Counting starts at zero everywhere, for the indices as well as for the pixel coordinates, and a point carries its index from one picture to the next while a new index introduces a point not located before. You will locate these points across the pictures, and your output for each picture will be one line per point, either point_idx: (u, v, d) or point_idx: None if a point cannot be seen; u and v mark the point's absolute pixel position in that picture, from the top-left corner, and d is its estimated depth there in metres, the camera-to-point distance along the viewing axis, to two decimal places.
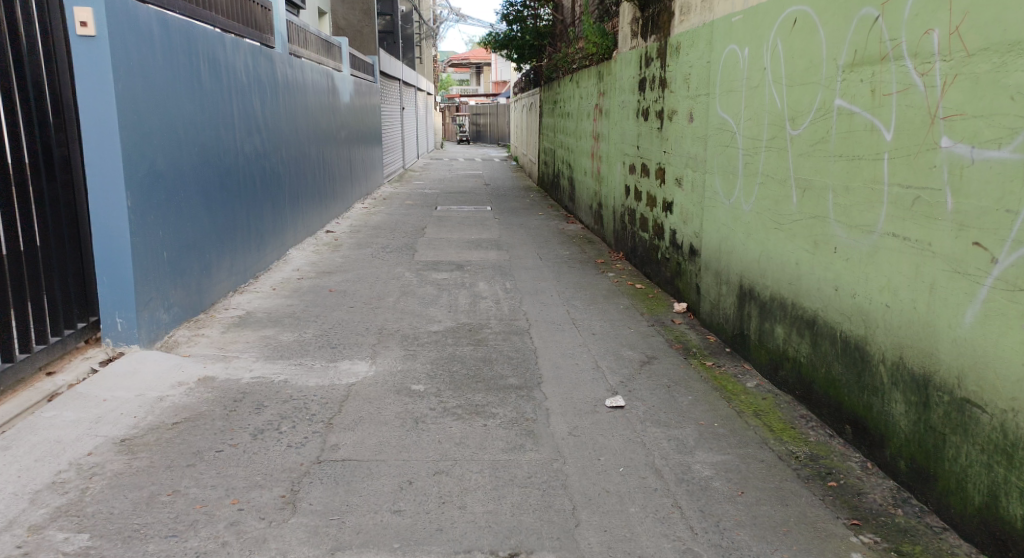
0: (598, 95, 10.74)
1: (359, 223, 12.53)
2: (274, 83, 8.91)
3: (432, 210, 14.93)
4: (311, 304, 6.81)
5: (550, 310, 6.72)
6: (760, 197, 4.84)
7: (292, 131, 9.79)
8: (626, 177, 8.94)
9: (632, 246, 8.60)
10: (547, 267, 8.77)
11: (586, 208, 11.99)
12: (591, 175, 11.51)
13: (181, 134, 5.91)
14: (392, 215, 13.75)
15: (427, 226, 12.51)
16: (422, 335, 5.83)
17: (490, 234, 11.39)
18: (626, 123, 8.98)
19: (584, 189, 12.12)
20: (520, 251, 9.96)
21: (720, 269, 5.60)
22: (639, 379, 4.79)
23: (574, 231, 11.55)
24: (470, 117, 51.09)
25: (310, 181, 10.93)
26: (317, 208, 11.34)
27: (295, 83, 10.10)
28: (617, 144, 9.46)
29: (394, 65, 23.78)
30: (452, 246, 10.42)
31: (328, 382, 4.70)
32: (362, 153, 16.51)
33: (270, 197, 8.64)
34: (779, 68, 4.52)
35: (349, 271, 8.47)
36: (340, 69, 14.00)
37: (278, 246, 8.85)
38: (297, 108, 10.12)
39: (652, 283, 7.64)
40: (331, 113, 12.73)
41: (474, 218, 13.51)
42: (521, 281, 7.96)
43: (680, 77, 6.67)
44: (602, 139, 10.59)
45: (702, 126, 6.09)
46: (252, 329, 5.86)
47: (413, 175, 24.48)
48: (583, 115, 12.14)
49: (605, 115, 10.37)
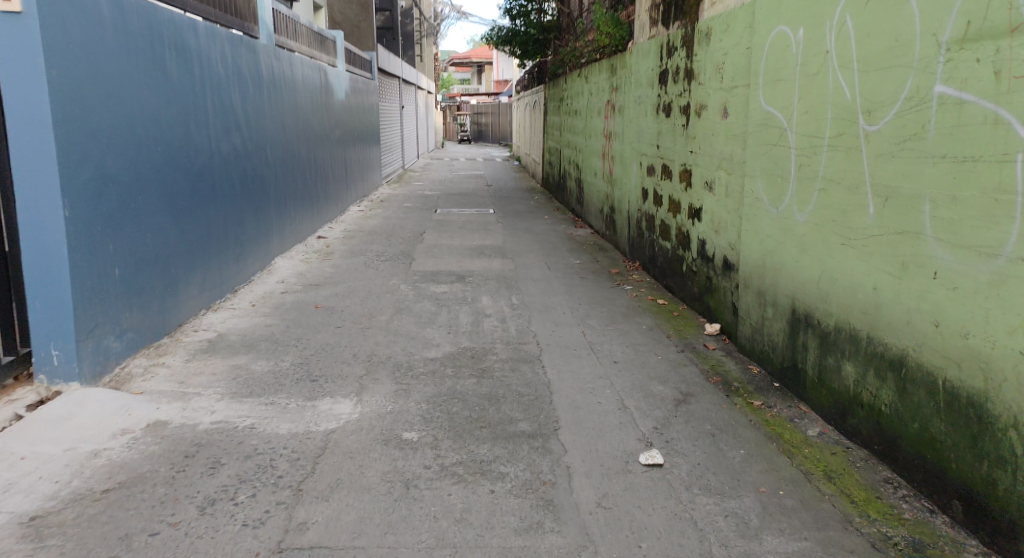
0: (611, 90, 9.98)
1: (354, 227, 11.73)
2: (258, 76, 8.14)
3: (432, 213, 14.16)
4: (294, 324, 6.03)
5: (563, 331, 5.93)
6: (819, 206, 4.06)
7: (279, 130, 9.00)
8: (644, 180, 8.16)
9: (651, 255, 7.82)
10: (558, 279, 7.98)
11: (595, 212, 11.23)
12: (602, 176, 10.75)
13: (140, 131, 5.14)
14: (390, 219, 12.97)
15: (426, 230, 11.72)
16: (416, 364, 5.04)
17: (494, 241, 10.60)
18: (644, 121, 8.20)
19: (594, 193, 11.36)
20: (527, 260, 9.17)
21: (765, 288, 4.82)
22: (676, 424, 4.00)
23: (584, 237, 10.77)
24: (471, 116, 50.29)
25: (301, 182, 10.13)
26: (308, 212, 10.55)
27: (283, 77, 9.33)
28: (632, 144, 8.68)
29: (393, 62, 22.99)
30: (453, 253, 9.63)
31: (303, 429, 3.91)
32: (358, 154, 15.72)
33: (253, 201, 7.87)
34: (847, 51, 3.73)
35: (340, 283, 7.69)
36: (334, 64, 13.21)
37: (262, 255, 8.08)
38: (285, 105, 9.33)
39: (675, 298, 6.87)
40: (324, 111, 11.95)
41: (476, 222, 12.71)
42: (529, 295, 7.17)
43: (711, 66, 5.89)
44: (614, 138, 9.82)
45: (739, 122, 5.31)
46: (221, 356, 5.08)
47: (413, 175, 23.71)
48: (594, 113, 11.36)
49: (617, 112, 9.60)
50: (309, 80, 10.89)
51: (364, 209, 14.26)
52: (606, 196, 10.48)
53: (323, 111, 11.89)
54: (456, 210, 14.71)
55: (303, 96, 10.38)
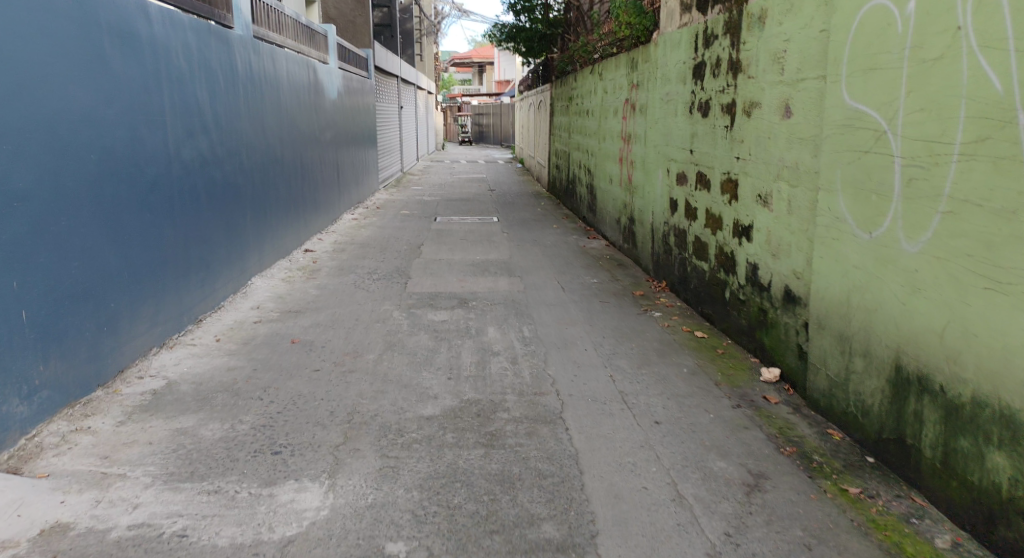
0: (631, 88, 8.98)
1: (345, 239, 10.72)
2: (233, 71, 7.15)
3: (431, 221, 13.14)
4: (264, 365, 5.01)
5: (589, 376, 4.90)
6: (939, 233, 3.10)
7: (260, 132, 8.03)
8: (674, 189, 7.17)
9: (683, 276, 6.83)
10: (575, 303, 6.96)
11: (611, 222, 10.25)
12: (619, 183, 9.76)
13: (69, 136, 4.17)
14: (386, 229, 11.97)
15: (424, 242, 10.71)
16: (408, 427, 4.02)
17: (500, 255, 9.58)
18: (673, 122, 7.21)
19: (610, 202, 10.37)
20: (538, 279, 8.15)
21: (848, 331, 3.84)
22: (753, 530, 2.99)
23: (599, 250, 9.77)
24: (472, 118, 49.35)
25: (285, 191, 9.14)
26: (294, 224, 9.57)
27: (266, 73, 8.34)
28: (658, 148, 7.71)
29: (391, 61, 22.02)
30: (455, 271, 8.62)
31: (250, 539, 2.89)
32: (353, 157, 14.71)
33: (227, 214, 6.91)
34: (997, 27, 2.78)
35: (326, 308, 6.67)
36: (326, 61, 12.22)
37: (236, 276, 7.09)
38: (267, 105, 8.34)
39: (716, 330, 5.89)
40: (315, 112, 10.96)
41: (480, 233, 11.69)
42: (543, 325, 6.15)
43: (768, 56, 4.91)
44: (634, 141, 8.82)
45: (808, 123, 4.33)
46: (164, 416, 4.05)
47: (413, 179, 22.71)
48: (609, 114, 10.38)
49: (638, 112, 8.61)
50: (297, 77, 9.91)
51: (358, 217, 13.25)
52: (624, 206, 9.49)
53: (314, 113, 10.91)
54: (457, 218, 13.70)
55: (289, 95, 9.40)
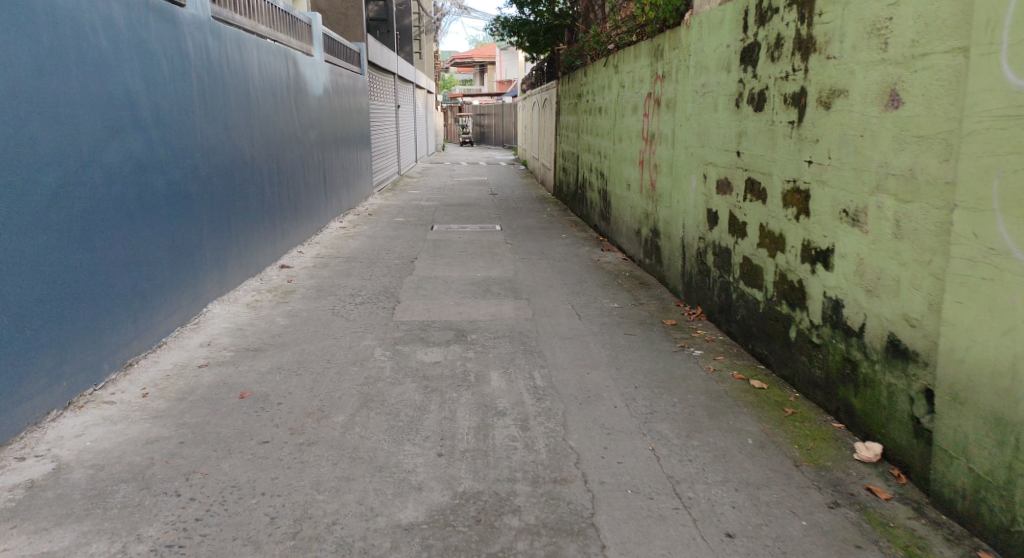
0: (655, 80, 7.80)
1: (329, 251, 9.54)
2: (181, 57, 5.98)
3: (427, 230, 11.93)
4: (195, 435, 3.81)
5: (624, 451, 3.70)
6: None
7: (223, 131, 6.89)
8: (713, 199, 5.99)
9: (727, 305, 5.66)
10: (595, 336, 5.75)
11: (629, 233, 9.08)
12: (639, 189, 8.57)
13: None
14: (377, 239, 10.79)
15: (418, 255, 9.53)
16: (378, 547, 2.83)
17: (504, 273, 8.37)
18: (711, 119, 6.03)
19: (627, 210, 9.17)
20: (548, 304, 6.95)
21: (1010, 412, 2.67)
22: None
23: (616, 266, 8.60)
24: (473, 118, 48.28)
25: (257, 198, 7.97)
26: (268, 236, 8.37)
27: (231, 62, 7.17)
28: (691, 149, 6.54)
29: (387, 57, 20.76)
30: (451, 291, 7.43)
31: None
32: (343, 159, 13.52)
33: (176, 228, 5.78)
34: None
35: (292, 344, 5.47)
36: (309, 53, 11.02)
37: (188, 303, 5.92)
38: (233, 98, 7.19)
39: (776, 377, 4.71)
40: (295, 110, 9.76)
41: (480, 245, 10.48)
42: (558, 369, 4.94)
43: (862, 28, 3.73)
44: (659, 141, 7.63)
45: (932, 116, 3.16)
46: (30, 531, 2.86)
47: (410, 182, 21.57)
48: (627, 111, 9.20)
49: (665, 107, 7.42)
50: (273, 69, 8.74)
51: (347, 225, 12.06)
52: (646, 216, 8.29)
53: (295, 110, 9.75)
54: (456, 226, 12.49)
55: (263, 89, 8.24)
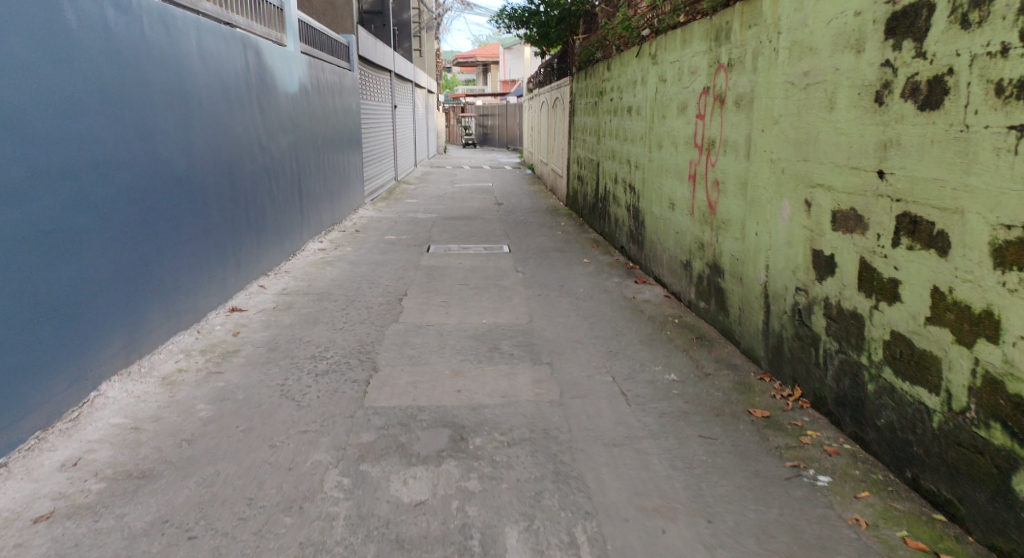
0: (718, 69, 5.98)
1: (299, 286, 7.72)
2: (59, 29, 4.18)
3: (422, 252, 10.06)
4: None
5: None
6: None
7: (140, 139, 5.07)
8: (824, 237, 4.18)
9: (855, 398, 3.85)
10: (657, 441, 3.90)
11: (673, 266, 7.26)
12: (689, 211, 6.75)
13: None
14: (360, 266, 8.97)
15: (408, 290, 7.71)
16: None
17: (516, 319, 6.51)
18: (822, 120, 4.22)
19: (671, 235, 7.35)
20: (579, 373, 5.09)
21: None
22: None
23: (659, 311, 6.77)
24: (476, 119, 46.49)
25: (200, 223, 6.12)
26: (216, 272, 6.53)
27: (157, 44, 5.37)
28: (782, 163, 4.71)
29: (381, 52, 18.90)
30: (448, 350, 5.59)
31: None
32: (325, 167, 11.68)
33: (45, 282, 3.95)
34: None
35: (204, 459, 3.62)
36: (282, 41, 9.22)
37: (62, 392, 4.07)
38: (159, 96, 5.37)
39: (985, 546, 2.93)
40: (259, 109, 7.94)
41: (485, 274, 8.62)
42: (613, 524, 3.10)
43: None
44: (723, 150, 5.81)
45: None
46: None
47: (408, 190, 19.73)
48: (670, 110, 7.38)
49: (734, 105, 5.60)
50: (228, 58, 6.93)
51: (326, 246, 10.23)
52: (700, 246, 6.46)
53: (259, 111, 7.92)
54: (455, 247, 10.63)
55: (210, 84, 6.41)
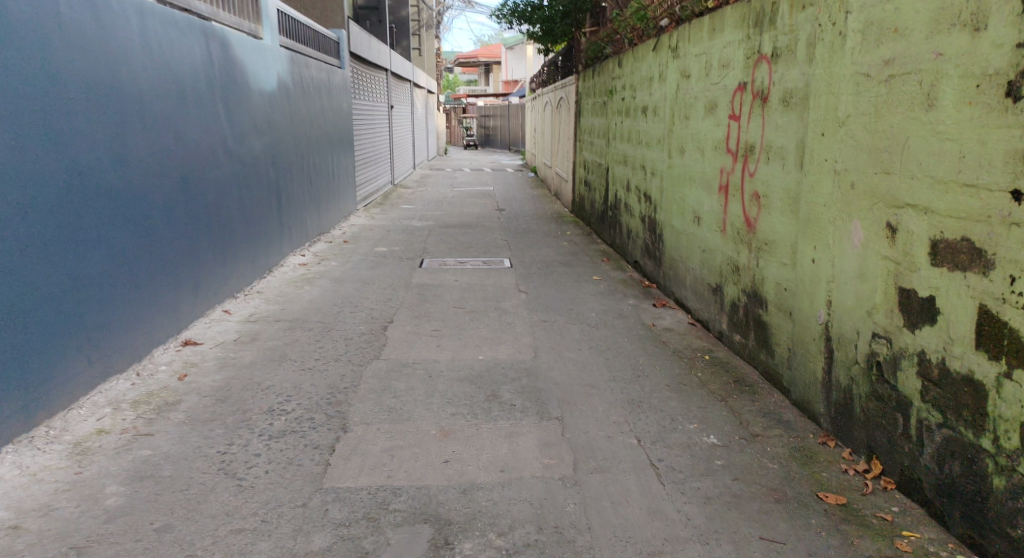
0: (757, 61, 5.05)
1: (271, 311, 6.79)
2: None
3: (414, 267, 9.13)
4: None
5: None
6: None
7: (46, 143, 4.16)
8: (917, 273, 3.25)
9: (970, 490, 2.92)
10: (702, 549, 2.97)
11: (701, 290, 6.32)
12: (720, 227, 5.81)
13: None
14: (344, 285, 8.04)
15: (396, 315, 6.77)
16: None
17: (518, 356, 5.57)
18: (912, 124, 3.28)
19: (697, 254, 6.43)
20: (595, 433, 4.15)
21: None
22: None
23: (685, 344, 5.83)
24: (478, 119, 45.55)
25: (144, 243, 5.21)
26: (167, 298, 5.61)
27: (71, 30, 4.48)
28: (850, 175, 3.79)
29: (377, 50, 17.95)
30: (435, 399, 4.65)
31: None
32: (311, 172, 10.76)
33: None
34: None
35: None
36: (258, 32, 8.30)
37: None
38: (76, 92, 4.47)
39: None
40: (226, 109, 7.03)
41: (484, 294, 7.68)
42: None
43: None
44: (767, 158, 4.88)
45: None
46: None
47: (405, 195, 18.79)
48: (694, 109, 6.44)
49: (781, 102, 4.66)
50: (183, 50, 6.01)
51: (309, 261, 9.29)
52: (735, 269, 5.54)
53: (226, 111, 7.01)
54: (452, 261, 9.68)
55: (158, 80, 5.50)
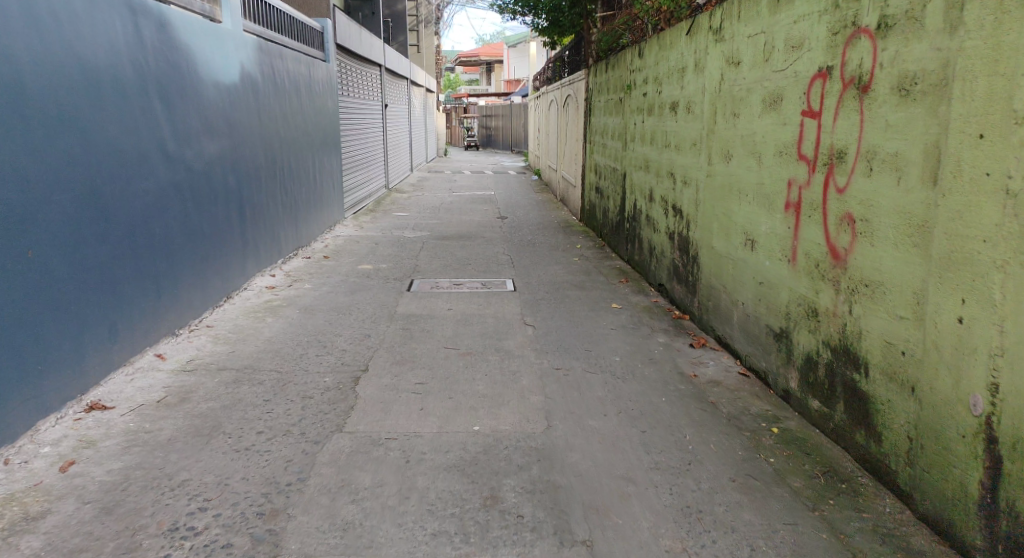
0: (850, 36, 3.77)
1: (219, 355, 5.49)
2: None
3: (401, 292, 7.82)
4: None
5: None
6: None
7: None
8: None
9: None
10: None
11: (757, 333, 5.02)
12: (787, 255, 4.51)
13: None
14: (315, 316, 6.73)
15: (373, 360, 5.46)
16: None
17: (524, 428, 4.25)
18: None
19: (749, 286, 5.14)
20: None
21: None
22: None
23: (742, 407, 4.52)
24: (479, 120, 44.26)
25: (18, 282, 3.97)
26: (63, 349, 4.33)
27: None
28: None
29: (369, 44, 16.66)
30: (408, 504, 3.34)
31: None
32: (284, 179, 9.48)
33: None
34: None
35: None
36: (210, 15, 7.06)
37: None
38: None
39: None
40: (162, 104, 5.81)
41: (482, 329, 6.36)
42: None
43: None
44: (866, 167, 3.60)
45: None
46: None
47: (399, 200, 17.48)
48: (748, 104, 5.15)
49: (893, 92, 3.37)
50: (86, 30, 4.74)
51: (279, 284, 7.99)
52: (808, 313, 4.24)
53: (160, 106, 5.75)
54: (446, 282, 8.37)
55: (39, 67, 4.25)
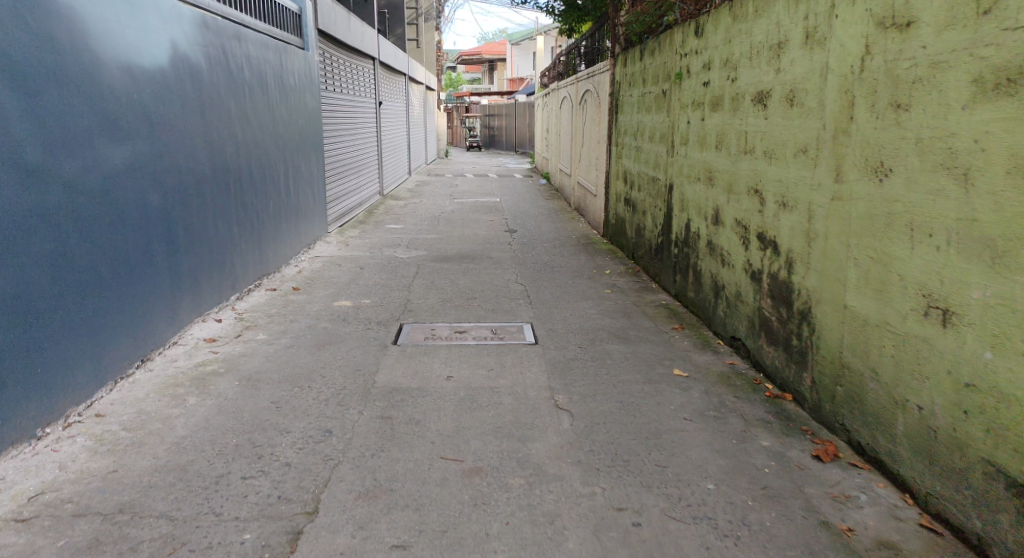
0: None
1: (89, 481, 3.55)
2: None
3: (384, 346, 5.87)
4: None
5: None
6: None
7: None
8: None
9: None
10: None
11: (956, 464, 3.07)
12: None
13: None
14: (260, 392, 4.78)
15: (329, 489, 3.51)
16: None
17: None
18: None
19: (936, 385, 3.18)
20: None
21: None
22: None
23: None
24: (481, 119, 42.36)
25: None
26: None
27: None
28: None
29: (360, 33, 14.70)
30: None
31: None
32: (243, 192, 7.54)
33: None
34: None
35: None
36: None
37: None
38: None
39: None
40: (17, 93, 3.89)
41: (495, 418, 4.40)
42: None
43: None
44: None
45: None
46: None
47: (394, 209, 15.54)
48: (936, 90, 3.20)
49: None
50: None
51: (223, 335, 6.03)
52: None
53: (12, 95, 3.84)
54: (444, 329, 6.41)
55: None
